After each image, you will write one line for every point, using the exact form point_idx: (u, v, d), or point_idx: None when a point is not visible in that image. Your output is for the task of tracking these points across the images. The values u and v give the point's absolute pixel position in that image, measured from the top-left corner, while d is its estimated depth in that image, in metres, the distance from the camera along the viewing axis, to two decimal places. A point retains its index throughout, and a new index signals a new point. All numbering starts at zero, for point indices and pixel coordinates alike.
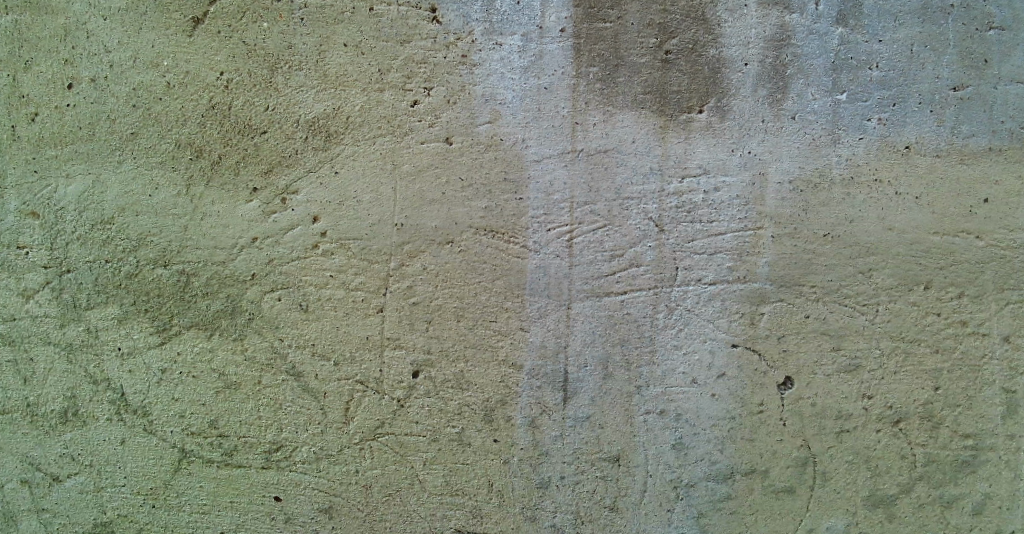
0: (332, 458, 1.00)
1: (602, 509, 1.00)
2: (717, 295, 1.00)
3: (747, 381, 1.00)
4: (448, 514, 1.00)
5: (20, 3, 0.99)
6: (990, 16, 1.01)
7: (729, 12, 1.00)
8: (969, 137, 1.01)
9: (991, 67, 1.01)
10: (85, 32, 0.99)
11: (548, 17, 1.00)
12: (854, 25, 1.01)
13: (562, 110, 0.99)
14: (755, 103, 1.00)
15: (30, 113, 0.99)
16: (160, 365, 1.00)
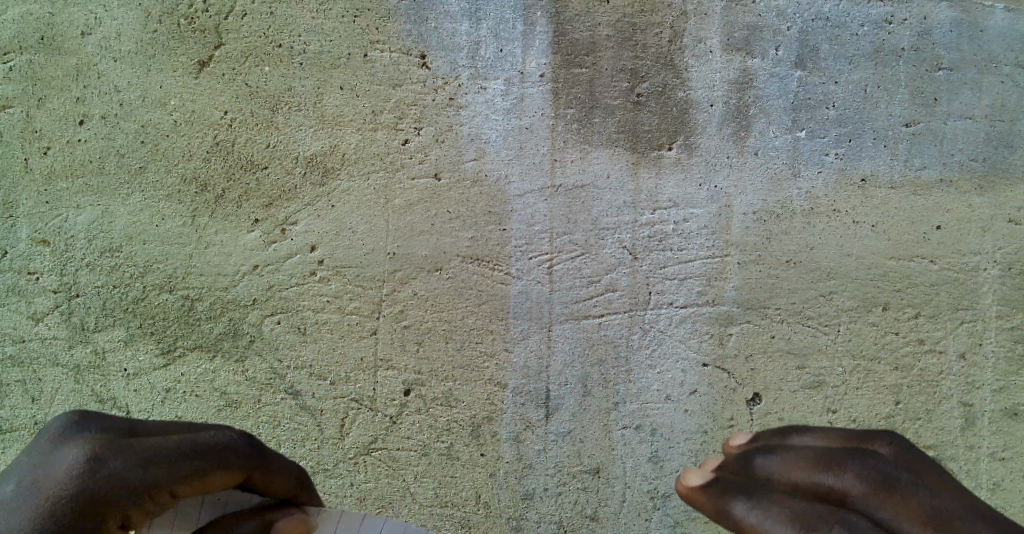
0: (329, 472, 1.06)
1: (583, 519, 1.06)
2: (687, 317, 1.07)
3: (718, 397, 1.07)
4: (438, 525, 1.06)
5: (35, 44, 1.05)
6: (938, 58, 1.10)
7: (696, 58, 1.08)
8: (922, 169, 1.09)
9: (940, 105, 1.09)
10: (96, 73, 1.05)
11: (528, 63, 1.07)
12: (812, 68, 1.09)
13: (541, 149, 1.07)
14: (722, 140, 1.08)
15: (42, 148, 1.05)
16: (164, 385, 1.05)
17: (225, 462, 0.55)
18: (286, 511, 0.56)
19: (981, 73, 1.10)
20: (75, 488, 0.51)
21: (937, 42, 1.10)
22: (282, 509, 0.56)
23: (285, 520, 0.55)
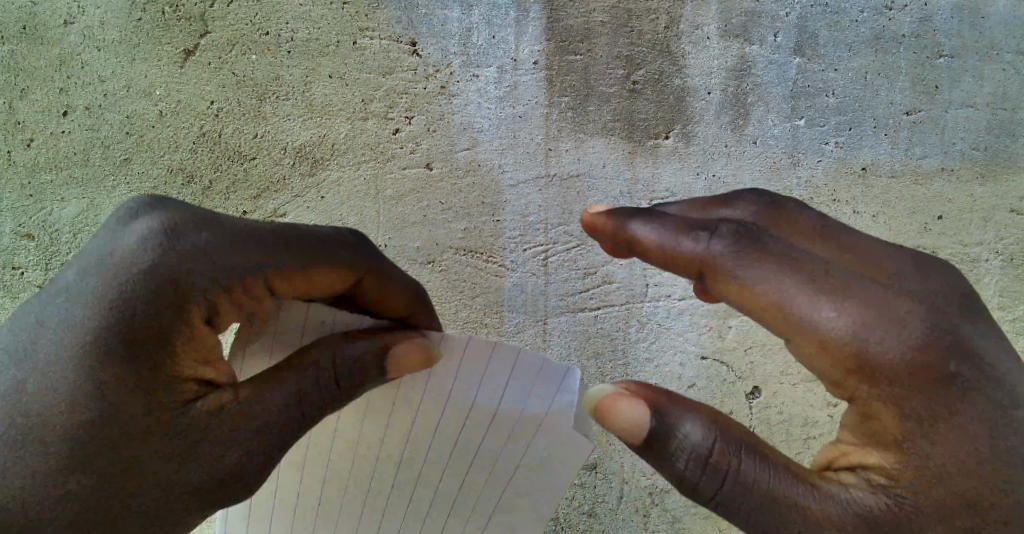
0: None
1: (580, 515, 1.04)
2: (685, 310, 1.05)
3: (716, 391, 1.04)
4: None
5: (16, 34, 1.06)
6: (939, 45, 1.08)
7: (693, 45, 1.06)
8: (923, 158, 1.07)
9: (941, 92, 1.08)
10: (79, 63, 1.05)
11: (522, 50, 1.05)
12: (811, 55, 1.07)
13: (536, 138, 1.04)
14: (719, 128, 1.05)
15: (25, 140, 1.05)
16: None
17: (335, 263, 0.68)
18: (406, 335, 0.67)
19: (982, 60, 1.08)
20: (219, 252, 0.62)
21: (938, 29, 1.08)
22: (402, 332, 0.67)
23: (405, 344, 0.66)
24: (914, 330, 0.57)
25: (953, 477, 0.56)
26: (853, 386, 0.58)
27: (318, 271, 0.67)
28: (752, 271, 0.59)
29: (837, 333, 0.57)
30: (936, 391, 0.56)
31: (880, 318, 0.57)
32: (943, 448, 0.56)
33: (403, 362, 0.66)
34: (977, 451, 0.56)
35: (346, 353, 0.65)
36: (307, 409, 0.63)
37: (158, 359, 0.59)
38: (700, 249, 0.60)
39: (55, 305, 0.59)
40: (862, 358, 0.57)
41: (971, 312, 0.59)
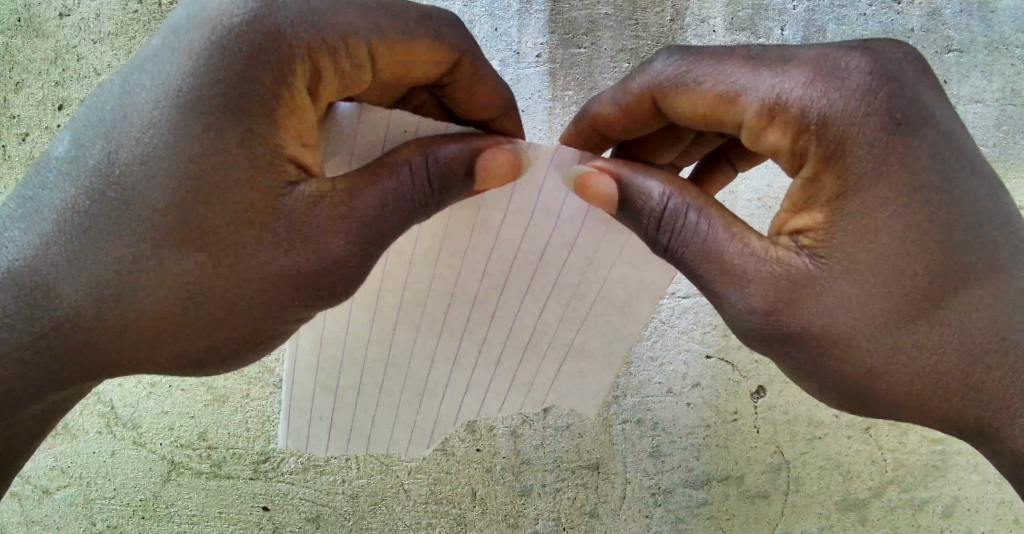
0: (319, 469, 1.02)
1: (583, 516, 1.02)
2: (690, 308, 1.06)
3: (721, 390, 1.05)
4: (432, 523, 1.02)
5: (12, 26, 1.05)
6: (948, 39, 1.07)
7: (699, 38, 1.05)
8: None
9: (950, 88, 1.06)
10: (75, 55, 1.04)
11: (525, 43, 1.04)
12: None
13: (538, 134, 1.02)
14: None
15: (20, 134, 1.03)
16: (149, 379, 1.04)
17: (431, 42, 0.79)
18: (496, 143, 0.74)
19: (992, 55, 1.07)
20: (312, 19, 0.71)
21: (947, 23, 1.07)
22: (491, 139, 0.75)
23: (495, 151, 0.73)
24: (855, 89, 0.66)
25: (879, 237, 0.66)
26: (805, 149, 0.68)
27: (415, 53, 0.79)
28: (698, 70, 0.73)
29: (779, 94, 0.68)
30: (872, 148, 0.66)
31: (818, 81, 0.67)
32: (882, 212, 0.66)
33: (489, 169, 0.74)
34: (909, 208, 0.66)
35: (438, 153, 0.74)
36: (403, 205, 0.73)
37: (274, 127, 0.69)
38: (651, 71, 0.76)
39: (139, 75, 0.70)
40: (802, 122, 0.67)
41: (914, 92, 0.67)
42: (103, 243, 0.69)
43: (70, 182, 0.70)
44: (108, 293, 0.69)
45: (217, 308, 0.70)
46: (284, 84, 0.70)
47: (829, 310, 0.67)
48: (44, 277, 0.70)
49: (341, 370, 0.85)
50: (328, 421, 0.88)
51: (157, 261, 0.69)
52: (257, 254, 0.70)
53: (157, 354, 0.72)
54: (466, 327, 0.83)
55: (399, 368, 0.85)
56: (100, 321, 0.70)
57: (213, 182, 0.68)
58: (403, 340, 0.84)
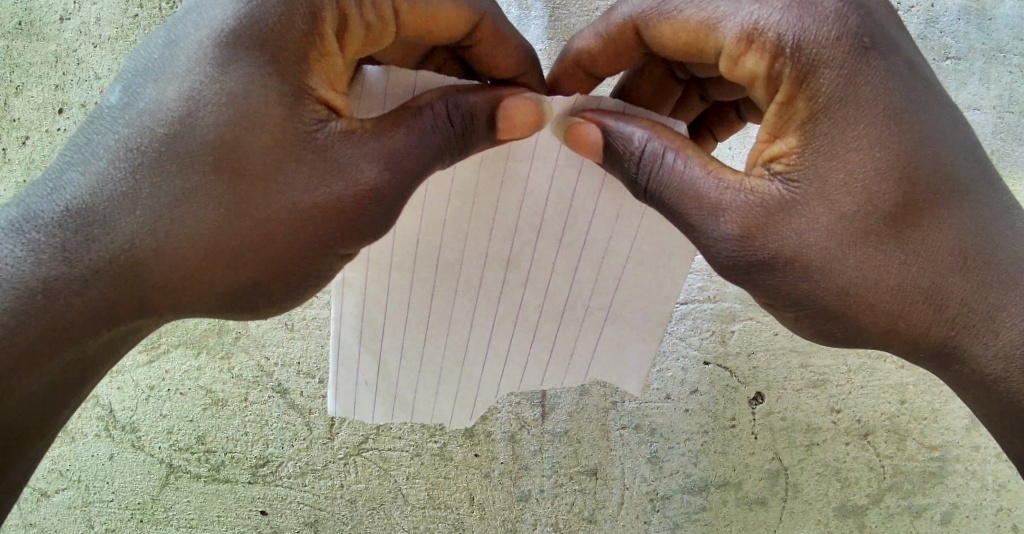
0: (317, 473, 1.02)
1: (581, 521, 1.02)
2: (688, 313, 1.07)
3: (719, 396, 1.05)
4: (430, 528, 1.02)
5: (12, 30, 1.06)
6: (946, 47, 1.07)
7: None
8: None
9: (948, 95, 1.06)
10: (75, 59, 1.04)
11: None
12: None
13: None
14: None
15: (21, 137, 1.04)
16: (148, 382, 1.04)
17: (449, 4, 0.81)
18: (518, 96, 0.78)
19: (989, 63, 1.07)
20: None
21: (944, 31, 1.08)
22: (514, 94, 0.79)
23: (519, 101, 0.77)
24: (829, 15, 0.68)
25: (846, 158, 0.68)
26: (780, 73, 0.70)
27: (438, 12, 0.80)
28: (682, 7, 0.75)
29: (756, 21, 0.70)
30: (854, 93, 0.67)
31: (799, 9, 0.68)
32: (859, 137, 0.67)
33: (511, 115, 0.77)
34: (883, 126, 0.67)
35: (462, 99, 0.77)
36: (430, 147, 0.75)
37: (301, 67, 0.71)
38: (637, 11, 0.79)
39: (186, 20, 0.72)
40: (779, 47, 0.69)
41: (897, 53, 0.69)
42: (154, 177, 0.69)
43: (123, 123, 0.71)
44: (160, 223, 0.70)
45: (262, 242, 0.72)
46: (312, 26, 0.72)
47: (799, 231, 0.69)
48: (99, 214, 0.70)
49: (382, 329, 0.88)
50: (373, 381, 0.91)
51: (204, 193, 0.70)
52: (296, 191, 0.72)
53: (199, 288, 0.72)
54: (499, 286, 0.86)
55: (437, 328, 0.88)
56: (153, 254, 0.70)
57: (253, 115, 0.70)
58: (440, 300, 0.86)
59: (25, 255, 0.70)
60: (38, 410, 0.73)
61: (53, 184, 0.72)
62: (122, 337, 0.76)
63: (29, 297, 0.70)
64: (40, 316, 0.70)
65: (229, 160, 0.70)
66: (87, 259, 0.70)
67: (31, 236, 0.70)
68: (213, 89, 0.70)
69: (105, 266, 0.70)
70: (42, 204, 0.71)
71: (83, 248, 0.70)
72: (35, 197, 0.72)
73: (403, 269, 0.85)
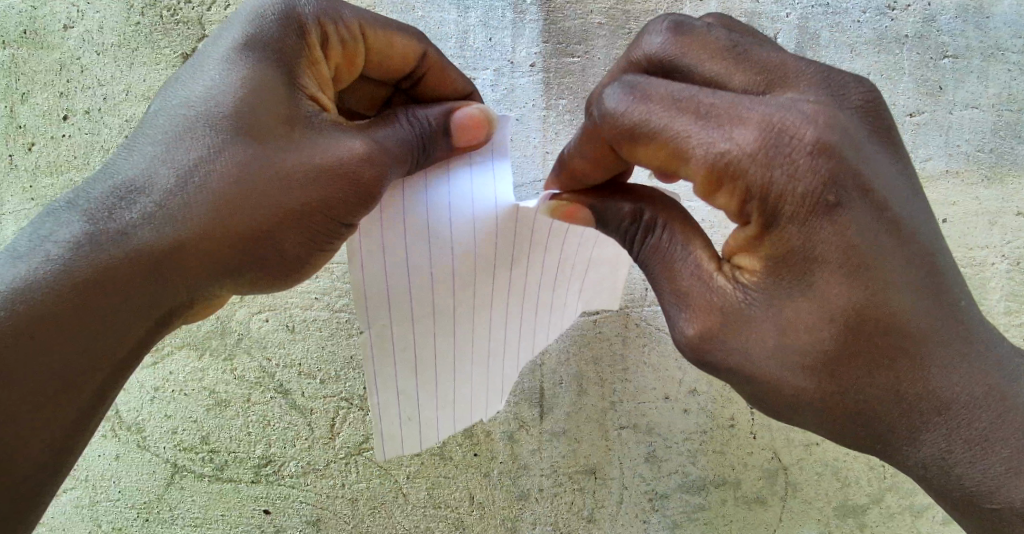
0: (320, 472, 1.04)
1: (581, 520, 1.03)
2: None
3: (717, 396, 1.05)
4: (431, 526, 1.03)
5: (17, 37, 1.08)
6: (943, 46, 1.07)
7: None
8: (927, 160, 1.06)
9: (945, 93, 1.07)
10: (80, 67, 1.07)
11: (518, 53, 1.06)
12: (812, 56, 1.06)
13: (532, 141, 1.05)
14: None
15: (27, 144, 1.07)
16: (153, 384, 1.06)
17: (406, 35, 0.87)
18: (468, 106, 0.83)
19: (988, 61, 1.07)
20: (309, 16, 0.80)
21: (941, 30, 1.08)
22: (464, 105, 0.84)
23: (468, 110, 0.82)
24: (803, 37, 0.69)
25: (801, 299, 0.67)
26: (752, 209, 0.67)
27: (396, 40, 0.87)
28: (651, 121, 0.68)
29: (728, 158, 0.65)
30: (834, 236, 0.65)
31: (768, 142, 0.65)
32: (823, 283, 0.66)
33: (462, 126, 0.81)
34: (851, 275, 0.66)
35: (420, 112, 0.83)
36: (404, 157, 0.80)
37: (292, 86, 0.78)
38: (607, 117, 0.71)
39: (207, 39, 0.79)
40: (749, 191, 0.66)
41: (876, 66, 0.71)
42: (193, 147, 0.74)
43: (162, 118, 0.76)
44: (192, 180, 0.74)
45: (283, 193, 0.75)
46: (302, 35, 0.80)
47: (741, 343, 0.70)
48: (145, 184, 0.74)
49: (395, 361, 0.88)
50: (399, 417, 0.92)
51: (227, 155, 0.74)
52: (309, 151, 0.76)
53: (227, 249, 0.75)
54: (501, 301, 0.89)
55: (448, 350, 0.90)
56: (186, 209, 0.74)
57: (268, 92, 0.76)
58: (448, 323, 0.88)
59: (77, 226, 0.73)
60: (75, 371, 0.73)
61: (104, 166, 0.77)
62: (160, 309, 0.76)
63: (71, 253, 0.72)
64: (78, 272, 0.72)
65: (249, 123, 0.75)
66: (126, 219, 0.73)
67: (79, 206, 0.75)
68: (234, 74, 0.76)
69: (143, 224, 0.73)
70: (94, 180, 0.76)
71: (123, 211, 0.74)
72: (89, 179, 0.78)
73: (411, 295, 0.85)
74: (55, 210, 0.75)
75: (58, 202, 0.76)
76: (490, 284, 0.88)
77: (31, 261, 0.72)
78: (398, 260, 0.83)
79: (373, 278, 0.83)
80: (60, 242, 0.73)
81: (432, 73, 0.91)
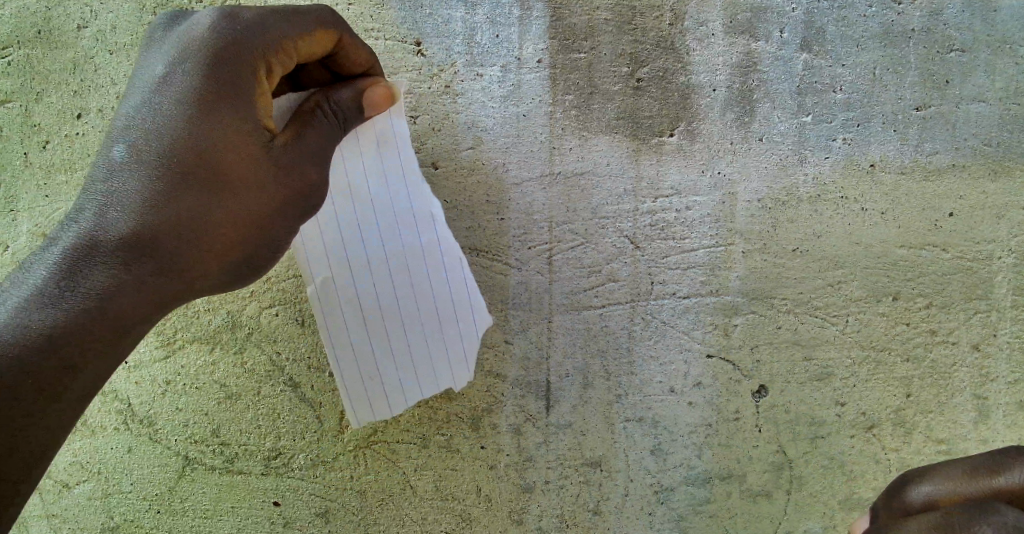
0: (328, 465, 1.05)
1: (586, 512, 1.04)
2: (690, 308, 1.05)
3: (723, 389, 1.05)
4: (438, 518, 1.04)
5: (31, 38, 1.09)
6: (951, 39, 1.07)
7: (698, 41, 1.06)
8: (933, 154, 1.06)
9: (952, 87, 1.06)
10: (92, 66, 1.08)
11: (525, 49, 1.07)
12: (818, 51, 1.07)
13: (539, 137, 1.06)
14: (724, 125, 1.06)
15: (41, 142, 1.08)
16: (164, 378, 1.07)
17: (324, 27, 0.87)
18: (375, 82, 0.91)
19: (996, 54, 1.06)
20: (238, 50, 0.81)
21: (949, 22, 1.07)
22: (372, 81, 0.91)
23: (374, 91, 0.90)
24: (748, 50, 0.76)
25: None
26: None
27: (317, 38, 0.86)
28: None
29: None
30: None
31: None
32: None
33: (372, 102, 0.90)
34: None
35: (336, 98, 0.88)
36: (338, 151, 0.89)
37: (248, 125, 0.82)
38: None
39: (164, 87, 0.82)
40: None
41: None
42: (180, 194, 0.81)
43: (143, 170, 0.81)
44: (191, 227, 0.82)
45: (262, 225, 0.86)
46: (247, 62, 0.82)
47: None
48: (143, 232, 0.81)
49: (343, 317, 0.99)
50: (360, 378, 1.01)
51: (216, 205, 0.82)
52: (270, 180, 0.84)
53: (215, 268, 0.85)
54: (425, 256, 0.97)
55: (394, 310, 0.99)
56: (195, 254, 0.83)
57: (234, 132, 0.81)
58: (382, 280, 0.98)
59: (100, 278, 0.80)
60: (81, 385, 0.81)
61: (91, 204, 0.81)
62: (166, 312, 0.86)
63: (99, 298, 0.80)
64: (111, 312, 0.81)
65: (216, 157, 0.81)
66: (140, 270, 0.81)
67: (88, 254, 0.80)
68: (205, 127, 0.80)
69: (155, 267, 0.82)
70: (87, 227, 0.81)
71: (137, 263, 0.81)
72: (75, 221, 0.82)
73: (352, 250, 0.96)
74: (63, 261, 0.80)
75: (62, 251, 0.81)
76: (408, 230, 0.96)
77: (64, 310, 0.79)
78: (332, 224, 0.95)
79: (315, 247, 0.96)
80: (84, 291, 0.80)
81: (347, 52, 0.90)
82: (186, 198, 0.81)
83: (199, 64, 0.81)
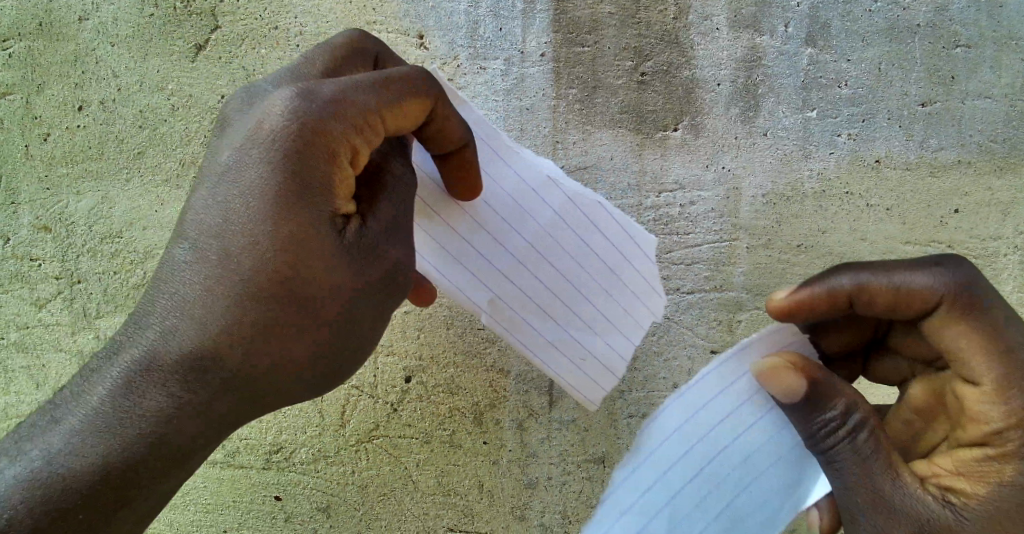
0: (329, 459, 1.05)
1: (589, 510, 1.03)
2: (694, 303, 1.05)
3: None
4: (440, 513, 1.04)
5: (33, 30, 1.09)
6: (956, 35, 1.06)
7: (702, 35, 1.06)
8: (938, 150, 1.05)
9: (958, 83, 1.06)
10: (94, 58, 1.08)
11: (529, 43, 1.06)
12: (823, 46, 1.06)
13: (543, 130, 1.06)
14: (729, 119, 1.05)
15: (43, 134, 1.08)
16: None
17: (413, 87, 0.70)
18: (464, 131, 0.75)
19: (1002, 50, 1.06)
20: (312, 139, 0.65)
21: (954, 18, 1.06)
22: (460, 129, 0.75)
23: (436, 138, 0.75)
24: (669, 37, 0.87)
25: None
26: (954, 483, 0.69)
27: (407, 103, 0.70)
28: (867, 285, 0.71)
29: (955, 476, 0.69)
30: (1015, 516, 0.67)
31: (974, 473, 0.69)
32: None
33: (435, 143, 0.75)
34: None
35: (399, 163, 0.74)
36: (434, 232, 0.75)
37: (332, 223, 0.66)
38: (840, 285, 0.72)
39: (230, 186, 0.66)
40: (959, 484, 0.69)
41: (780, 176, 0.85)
42: (254, 314, 0.65)
43: (200, 283, 0.65)
44: (268, 343, 0.66)
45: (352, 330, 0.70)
46: (330, 150, 0.65)
47: None
48: (207, 354, 0.66)
49: (524, 320, 0.83)
50: (569, 361, 0.85)
51: (296, 321, 0.66)
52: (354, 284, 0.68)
53: (300, 382, 0.69)
54: (562, 217, 0.81)
55: (570, 296, 0.82)
56: (269, 371, 0.67)
57: (313, 238, 0.65)
58: (542, 265, 0.82)
59: (158, 402, 0.66)
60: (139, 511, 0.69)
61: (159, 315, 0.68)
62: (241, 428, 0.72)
63: (157, 426, 0.67)
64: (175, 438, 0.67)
65: (291, 260, 0.65)
66: (206, 395, 0.67)
67: (147, 374, 0.67)
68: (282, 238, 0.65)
69: (227, 384, 0.67)
70: (146, 341, 0.67)
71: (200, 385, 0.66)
72: (138, 330, 0.68)
73: (486, 260, 0.81)
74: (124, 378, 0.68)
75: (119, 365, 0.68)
76: (540, 209, 0.81)
77: (119, 437, 0.67)
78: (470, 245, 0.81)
79: (467, 278, 0.82)
80: (141, 414, 0.67)
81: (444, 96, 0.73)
82: (253, 317, 0.65)
83: (273, 157, 0.65)
